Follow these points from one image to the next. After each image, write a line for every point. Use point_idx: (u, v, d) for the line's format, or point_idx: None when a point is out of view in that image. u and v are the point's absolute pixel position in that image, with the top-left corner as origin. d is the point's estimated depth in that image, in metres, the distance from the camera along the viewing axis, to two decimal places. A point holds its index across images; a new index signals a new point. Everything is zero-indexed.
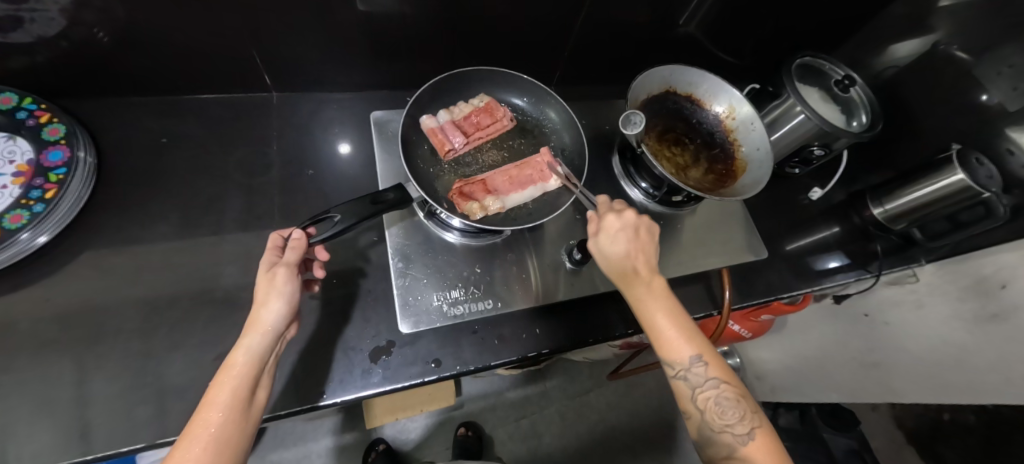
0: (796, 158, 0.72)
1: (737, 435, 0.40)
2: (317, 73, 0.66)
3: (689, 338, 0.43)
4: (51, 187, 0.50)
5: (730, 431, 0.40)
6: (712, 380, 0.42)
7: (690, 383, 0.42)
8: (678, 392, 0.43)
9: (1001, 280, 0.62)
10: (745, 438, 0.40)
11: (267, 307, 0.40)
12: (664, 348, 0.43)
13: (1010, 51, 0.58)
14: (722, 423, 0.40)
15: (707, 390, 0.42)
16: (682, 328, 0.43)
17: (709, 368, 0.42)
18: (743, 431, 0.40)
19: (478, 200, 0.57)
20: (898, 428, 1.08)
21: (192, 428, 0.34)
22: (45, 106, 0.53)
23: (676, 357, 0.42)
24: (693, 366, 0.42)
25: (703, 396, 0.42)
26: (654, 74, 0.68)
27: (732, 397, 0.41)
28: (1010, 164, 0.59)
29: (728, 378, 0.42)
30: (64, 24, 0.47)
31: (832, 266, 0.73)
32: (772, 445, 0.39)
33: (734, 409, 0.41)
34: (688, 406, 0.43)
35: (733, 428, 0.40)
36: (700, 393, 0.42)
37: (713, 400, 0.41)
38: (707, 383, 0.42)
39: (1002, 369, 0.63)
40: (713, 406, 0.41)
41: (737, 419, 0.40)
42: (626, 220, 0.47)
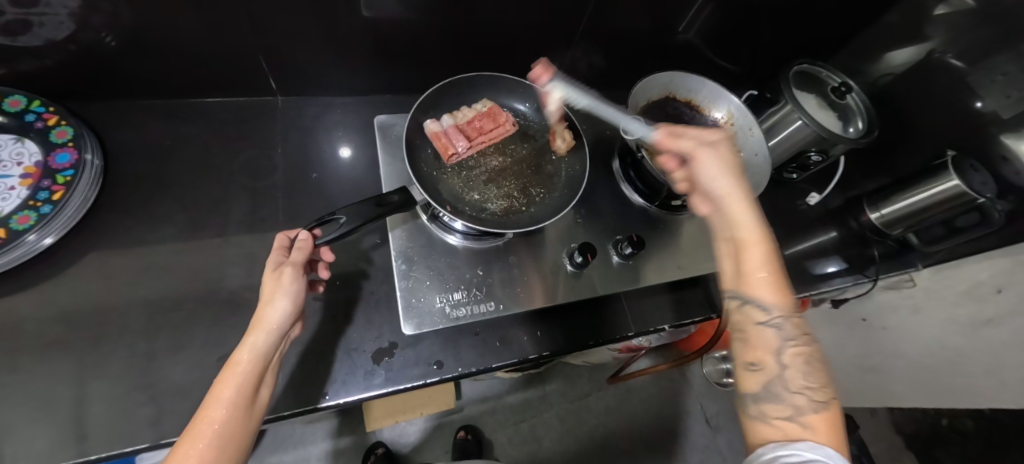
0: (795, 164, 0.74)
1: (811, 400, 0.38)
2: (322, 78, 0.67)
3: (786, 287, 0.42)
4: (58, 188, 0.50)
5: (806, 393, 0.38)
6: (803, 337, 0.40)
7: (780, 331, 0.40)
8: (760, 335, 0.41)
9: (996, 285, 0.63)
10: (819, 406, 0.37)
11: (273, 306, 0.41)
12: (764, 287, 0.42)
13: (1003, 60, 0.59)
14: (801, 384, 0.38)
15: (796, 344, 0.40)
16: (782, 274, 0.43)
17: (802, 324, 0.41)
18: (820, 399, 0.38)
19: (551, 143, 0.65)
20: (896, 433, 1.08)
21: (197, 423, 0.34)
22: (53, 109, 0.54)
23: (777, 299, 0.41)
24: (790, 315, 0.41)
25: (787, 349, 0.40)
26: (654, 80, 0.70)
27: (817, 364, 0.40)
28: (1004, 170, 0.60)
29: (814, 345, 0.41)
30: (74, 27, 0.48)
31: (830, 270, 0.74)
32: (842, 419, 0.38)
33: (819, 376, 0.39)
34: (764, 353, 0.40)
35: (812, 392, 0.38)
36: (791, 346, 0.40)
37: (799, 358, 0.40)
38: (798, 337, 0.40)
39: (999, 373, 0.65)
40: (795, 363, 0.39)
41: (817, 387, 0.38)
42: (717, 144, 0.50)
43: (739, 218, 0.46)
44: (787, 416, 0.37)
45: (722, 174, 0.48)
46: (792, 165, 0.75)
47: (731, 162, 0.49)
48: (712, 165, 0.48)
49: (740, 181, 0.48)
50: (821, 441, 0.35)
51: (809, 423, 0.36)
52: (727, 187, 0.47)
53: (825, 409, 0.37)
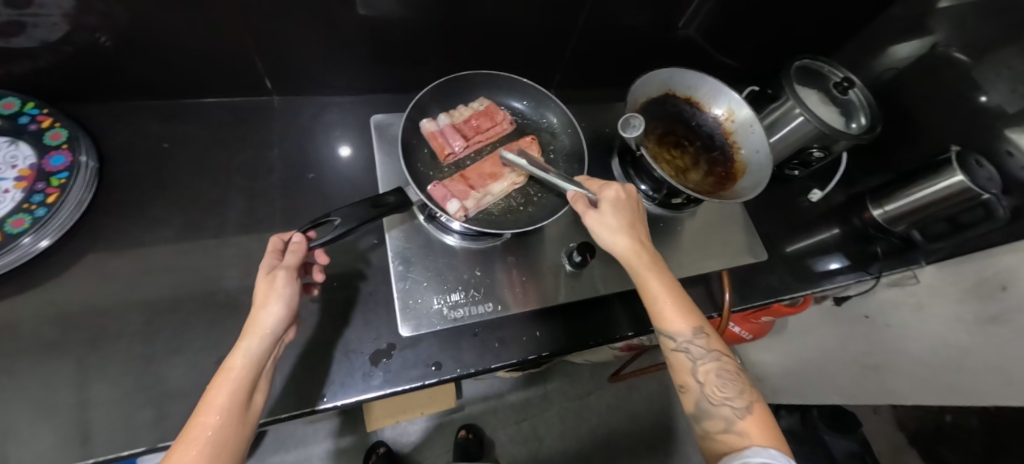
0: (796, 160, 0.73)
1: (734, 408, 0.43)
2: (318, 77, 0.66)
3: (691, 312, 0.46)
4: (53, 191, 0.50)
5: (728, 404, 0.43)
6: (713, 352, 0.45)
7: (691, 354, 0.45)
8: (678, 364, 0.45)
9: (1001, 282, 0.62)
10: (742, 412, 0.42)
11: (266, 310, 0.40)
12: (667, 319, 0.46)
13: (1009, 54, 0.58)
14: (721, 396, 0.43)
15: (708, 361, 0.44)
16: (681, 302, 0.46)
17: (709, 342, 0.45)
18: (741, 404, 0.43)
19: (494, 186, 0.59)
20: (899, 430, 1.08)
21: (190, 430, 0.34)
22: (47, 111, 0.53)
23: (679, 328, 0.45)
24: (696, 338, 0.45)
25: (703, 369, 0.44)
26: (654, 77, 0.68)
27: (730, 371, 0.45)
28: (1011, 165, 0.59)
29: (726, 351, 0.46)
30: (67, 29, 0.47)
31: (833, 268, 0.73)
32: (766, 418, 0.43)
33: (734, 383, 0.44)
34: (687, 377, 0.45)
35: (731, 401, 0.43)
36: (704, 364, 0.44)
37: (714, 373, 0.44)
38: (708, 355, 0.45)
39: (1004, 371, 0.63)
40: (713, 379, 0.44)
41: (735, 393, 0.43)
42: (625, 192, 0.51)
43: (636, 263, 0.48)
44: (724, 429, 0.42)
45: (617, 226, 0.48)
46: (793, 162, 0.74)
47: (618, 203, 0.50)
48: (606, 218, 0.49)
49: (629, 226, 0.49)
50: (756, 442, 0.40)
51: (741, 430, 0.41)
52: (621, 237, 0.48)
53: (748, 413, 0.42)
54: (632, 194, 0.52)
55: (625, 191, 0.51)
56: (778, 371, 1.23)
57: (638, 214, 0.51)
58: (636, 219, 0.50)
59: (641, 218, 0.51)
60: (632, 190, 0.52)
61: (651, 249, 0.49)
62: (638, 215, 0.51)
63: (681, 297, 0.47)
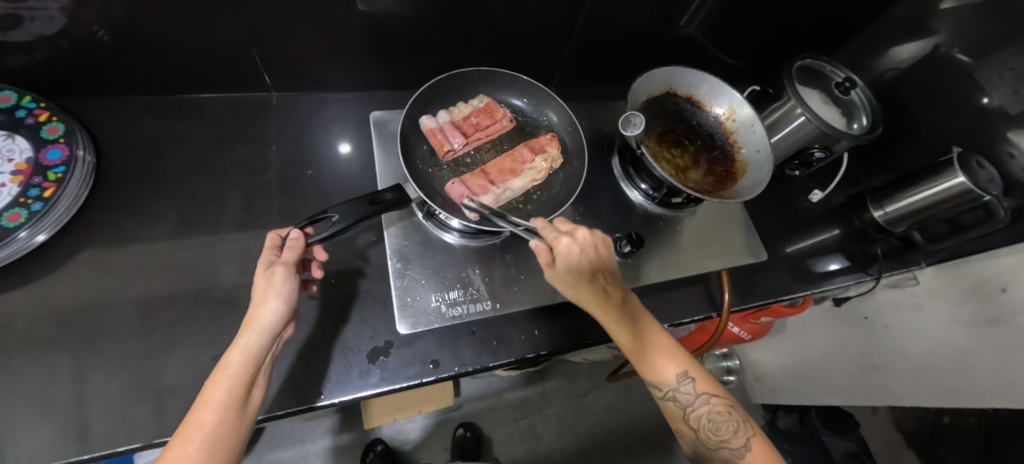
0: (797, 160, 0.72)
1: (732, 448, 0.44)
2: (317, 73, 0.66)
3: (673, 358, 0.46)
4: (49, 185, 0.50)
5: (725, 445, 0.44)
6: (702, 396, 0.45)
7: (680, 404, 0.45)
8: (670, 413, 0.46)
9: (1001, 284, 0.62)
10: (741, 451, 0.44)
11: (264, 306, 0.40)
12: (651, 373, 0.46)
13: (1011, 54, 0.58)
14: (718, 440, 0.45)
15: (698, 407, 0.45)
16: (660, 351, 0.46)
17: (696, 386, 0.46)
18: (738, 444, 0.44)
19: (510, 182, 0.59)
20: (897, 430, 1.08)
21: (187, 427, 0.33)
22: (44, 105, 0.53)
23: (663, 380, 0.46)
24: (681, 386, 0.46)
25: (696, 416, 0.45)
26: (654, 75, 0.68)
27: (723, 411, 0.45)
28: (1011, 167, 0.59)
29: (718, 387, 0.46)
30: (65, 22, 0.47)
31: (832, 268, 0.73)
32: (765, 452, 0.44)
33: (729, 424, 0.45)
34: (681, 424, 0.46)
35: (729, 442, 0.44)
36: (694, 411, 0.45)
37: (707, 418, 0.45)
38: (698, 401, 0.45)
39: (1003, 373, 0.63)
40: (707, 423, 0.45)
41: (731, 433, 0.45)
42: (580, 241, 0.45)
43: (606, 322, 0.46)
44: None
45: (580, 285, 0.45)
46: (794, 162, 0.73)
47: (576, 255, 0.44)
48: (566, 278, 0.45)
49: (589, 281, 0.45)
50: None
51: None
52: (585, 296, 0.46)
53: (746, 452, 0.44)
54: (589, 238, 0.46)
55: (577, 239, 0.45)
56: (776, 371, 1.22)
57: (599, 255, 0.46)
58: (597, 269, 0.45)
59: (604, 262, 0.46)
60: (587, 235, 0.46)
61: (623, 300, 0.47)
62: (598, 260, 0.46)
63: (661, 345, 0.47)
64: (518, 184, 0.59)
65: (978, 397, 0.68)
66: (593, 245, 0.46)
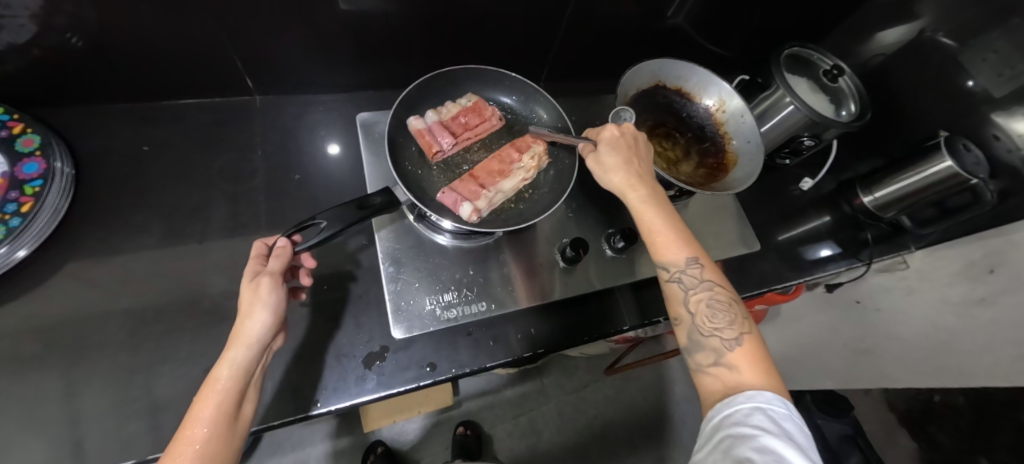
0: (787, 148, 0.72)
1: (724, 338, 0.41)
2: (301, 75, 0.65)
3: (688, 240, 0.46)
4: (27, 200, 0.48)
5: (718, 334, 0.42)
6: (705, 282, 0.44)
7: (684, 285, 0.44)
8: (671, 296, 0.45)
9: (989, 264, 0.63)
10: (732, 342, 0.41)
11: (252, 319, 0.39)
12: (660, 251, 0.46)
13: (994, 37, 0.59)
14: (711, 327, 0.42)
15: (700, 291, 0.44)
16: (672, 234, 0.46)
17: (703, 272, 0.44)
18: (731, 336, 0.41)
19: (496, 184, 0.58)
20: (890, 411, 1.10)
21: (177, 444, 0.33)
22: (17, 117, 0.51)
23: (671, 259, 0.45)
24: (688, 268, 0.45)
25: (695, 300, 0.44)
26: (643, 68, 0.67)
27: (723, 301, 0.43)
28: (996, 149, 0.60)
29: (726, 285, 0.45)
30: (35, 30, 0.45)
31: (824, 254, 0.74)
32: (757, 352, 0.41)
33: (726, 314, 0.43)
34: (679, 309, 0.45)
35: (722, 332, 0.42)
36: (694, 297, 0.44)
37: (706, 303, 0.43)
38: (700, 285, 0.44)
39: (992, 353, 0.64)
40: (704, 309, 0.43)
41: (726, 323, 0.42)
42: (624, 131, 0.54)
43: (631, 194, 0.49)
44: (713, 361, 0.41)
45: (613, 163, 0.51)
46: (784, 151, 0.73)
47: (617, 139, 0.53)
48: (604, 156, 0.52)
49: (622, 160, 0.51)
50: (745, 377, 0.39)
51: (730, 362, 0.40)
52: (617, 173, 0.50)
53: (737, 345, 0.41)
54: (632, 131, 0.54)
55: (622, 129, 0.53)
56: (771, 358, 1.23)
57: (638, 147, 0.53)
58: (634, 155, 0.52)
59: (642, 157, 0.53)
60: (629, 127, 0.54)
61: (651, 184, 0.50)
62: (639, 153, 0.53)
63: (679, 229, 0.47)
64: (507, 187, 0.58)
65: (970, 376, 0.69)
66: (635, 138, 0.54)
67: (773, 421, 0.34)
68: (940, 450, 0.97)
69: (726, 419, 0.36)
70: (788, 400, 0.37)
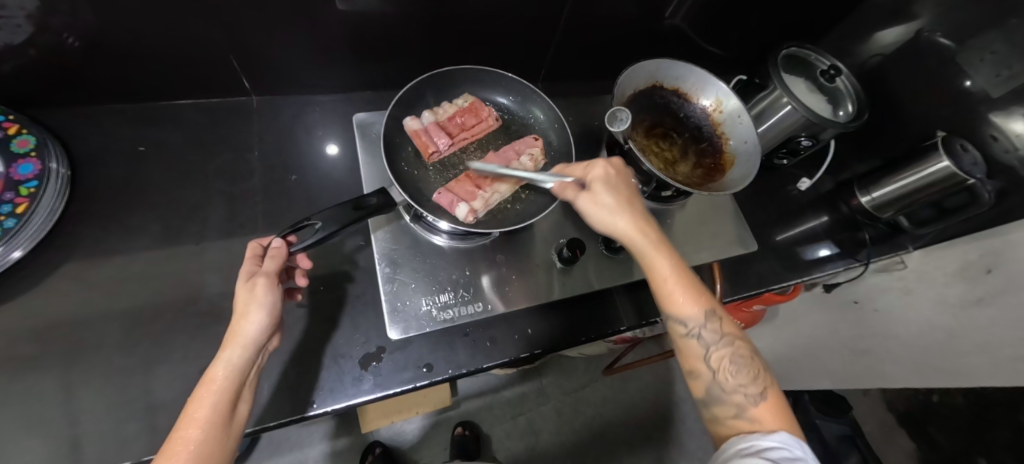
0: (784, 149, 0.72)
1: (748, 394, 0.42)
2: (299, 75, 0.65)
3: (706, 293, 0.45)
4: (22, 201, 0.48)
5: (741, 391, 0.42)
6: (726, 337, 0.44)
7: (704, 341, 0.44)
8: (688, 351, 0.44)
9: (987, 265, 0.63)
10: (755, 398, 0.42)
11: (247, 319, 0.39)
12: (677, 307, 0.44)
13: (992, 38, 0.59)
14: (733, 383, 0.42)
15: (721, 347, 0.44)
16: (687, 288, 0.45)
17: (721, 326, 0.44)
18: (753, 391, 0.42)
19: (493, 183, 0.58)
20: (888, 411, 1.10)
21: (171, 444, 0.33)
22: (13, 117, 0.51)
23: (690, 315, 0.44)
24: (707, 323, 0.44)
25: (716, 356, 0.44)
26: (640, 68, 0.67)
27: (744, 355, 0.44)
28: (994, 149, 0.60)
29: (743, 336, 0.45)
30: (32, 30, 0.45)
31: (822, 255, 0.74)
32: (779, 405, 0.42)
33: (748, 369, 0.43)
34: (698, 364, 0.44)
35: (745, 387, 0.42)
36: (714, 352, 0.44)
37: (728, 359, 0.43)
38: (721, 341, 0.44)
39: (989, 353, 0.64)
40: (726, 364, 0.43)
41: (748, 378, 0.42)
42: (610, 167, 0.48)
43: (640, 245, 0.46)
44: (735, 415, 0.41)
45: (612, 207, 0.46)
46: (781, 151, 0.73)
47: (610, 179, 0.48)
48: (600, 198, 0.47)
49: (624, 204, 0.47)
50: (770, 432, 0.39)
51: (753, 418, 0.40)
52: (620, 218, 0.46)
53: (761, 400, 0.41)
54: (622, 168, 0.50)
55: (612, 165, 0.48)
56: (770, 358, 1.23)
57: (626, 184, 0.49)
58: (629, 195, 0.47)
59: (633, 195, 0.48)
60: (617, 162, 0.49)
61: (657, 230, 0.47)
62: (631, 192, 0.48)
63: (694, 282, 0.46)
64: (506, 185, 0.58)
65: (968, 377, 0.69)
66: (623, 172, 0.50)
67: (782, 457, 0.36)
68: (939, 451, 0.97)
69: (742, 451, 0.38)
70: (806, 443, 0.39)
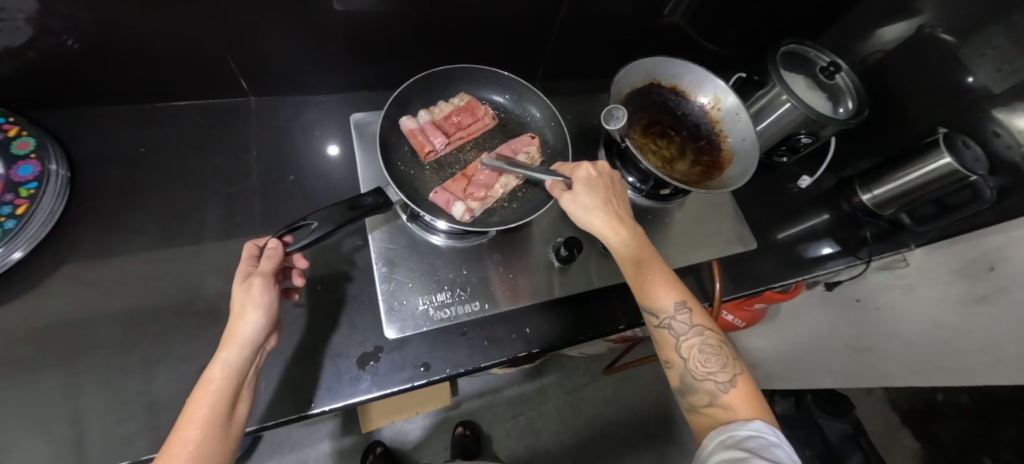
0: (784, 146, 0.72)
1: (718, 382, 0.41)
2: (297, 76, 0.65)
3: (674, 284, 0.45)
4: (22, 202, 0.48)
5: (712, 378, 0.41)
6: (695, 327, 0.43)
7: (674, 331, 0.43)
8: (662, 341, 0.44)
9: (989, 262, 0.62)
10: (726, 385, 0.41)
11: (244, 320, 0.39)
12: (648, 298, 0.45)
13: (993, 33, 0.58)
14: (704, 371, 0.42)
15: (690, 337, 0.43)
16: (657, 278, 0.45)
17: (692, 317, 0.44)
18: (724, 379, 0.41)
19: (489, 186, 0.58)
20: (892, 410, 1.09)
21: (171, 446, 0.33)
22: (13, 120, 0.51)
23: (660, 305, 0.44)
24: (677, 314, 0.44)
25: (686, 345, 0.43)
26: (638, 66, 0.67)
27: (714, 344, 0.43)
28: (996, 145, 0.59)
29: (716, 325, 0.44)
30: (31, 33, 0.45)
31: (824, 253, 0.73)
32: (751, 393, 0.41)
33: (718, 357, 0.42)
34: (671, 354, 0.44)
35: (716, 375, 0.42)
36: (685, 341, 0.43)
37: (698, 348, 0.43)
38: (691, 331, 0.43)
39: (993, 351, 0.64)
40: (696, 353, 0.43)
41: (718, 366, 0.42)
42: (597, 170, 0.51)
43: (612, 240, 0.47)
44: (708, 403, 0.41)
45: (591, 203, 0.48)
46: (781, 148, 0.73)
47: (593, 178, 0.50)
48: (580, 196, 0.49)
49: (602, 203, 0.48)
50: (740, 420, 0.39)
51: (724, 404, 0.40)
52: (596, 215, 0.48)
53: (731, 387, 0.41)
54: (606, 169, 0.52)
55: (595, 167, 0.51)
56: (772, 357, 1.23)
57: (612, 186, 0.51)
58: (610, 194, 0.50)
59: (617, 195, 0.51)
60: (603, 166, 0.51)
61: (632, 225, 0.48)
62: (614, 190, 0.51)
63: (664, 274, 0.45)
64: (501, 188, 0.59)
65: (971, 375, 0.69)
66: (610, 177, 0.52)
67: (763, 446, 0.35)
68: (943, 450, 0.96)
69: (722, 444, 0.37)
70: (779, 430, 0.38)
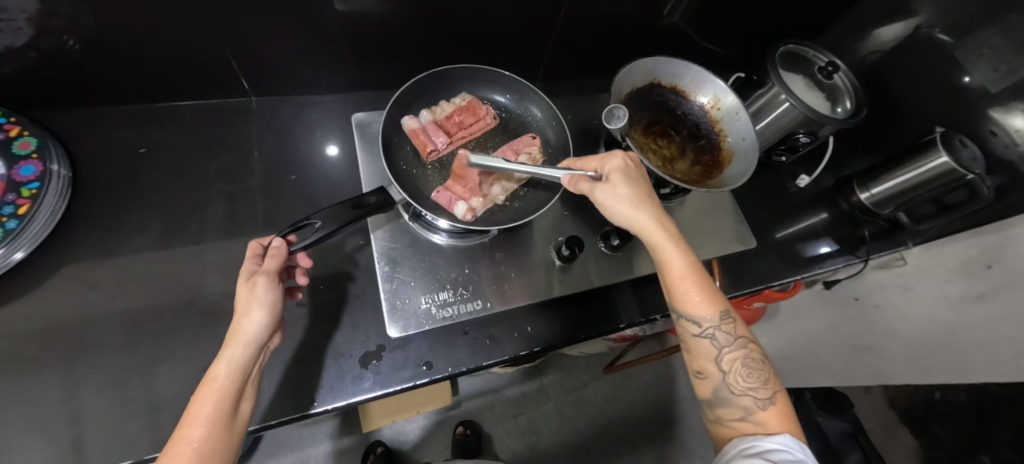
0: (783, 145, 0.72)
1: (756, 398, 0.43)
2: (298, 76, 0.65)
3: (718, 294, 0.46)
4: (24, 202, 0.48)
5: (750, 393, 0.43)
6: (739, 340, 0.45)
7: (716, 342, 0.45)
8: (699, 351, 0.45)
9: (987, 260, 0.62)
10: (764, 402, 0.43)
11: (248, 318, 0.39)
12: (692, 306, 0.45)
13: (990, 33, 0.59)
14: (744, 386, 0.43)
15: (734, 349, 0.44)
16: (703, 287, 0.45)
17: (735, 329, 0.45)
18: (762, 396, 0.43)
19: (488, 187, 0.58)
20: (890, 408, 1.10)
21: (175, 444, 0.33)
22: (14, 119, 0.51)
23: (704, 315, 0.45)
24: (721, 325, 0.45)
25: (729, 358, 0.44)
26: (639, 66, 0.67)
27: (756, 359, 0.44)
28: (993, 145, 0.59)
29: (756, 340, 0.46)
30: (32, 33, 0.45)
31: (823, 251, 0.74)
32: (786, 411, 0.43)
33: (759, 373, 0.44)
34: (709, 364, 0.45)
35: (755, 391, 0.43)
36: (727, 353, 0.44)
37: (740, 361, 0.44)
38: (735, 343, 0.45)
39: (990, 349, 0.64)
40: (738, 367, 0.44)
41: (758, 382, 0.43)
42: (626, 163, 0.50)
43: (659, 241, 0.46)
44: (739, 417, 0.43)
45: (633, 203, 0.48)
46: (780, 148, 0.73)
47: (632, 174, 0.49)
48: (620, 191, 0.48)
49: (644, 199, 0.48)
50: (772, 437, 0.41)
51: (759, 420, 0.42)
52: (641, 213, 0.47)
53: (768, 405, 0.42)
54: (639, 164, 0.51)
55: (629, 158, 0.50)
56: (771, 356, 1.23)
57: (644, 180, 0.50)
58: (648, 192, 0.49)
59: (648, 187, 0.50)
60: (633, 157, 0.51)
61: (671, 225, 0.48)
62: (646, 184, 0.50)
63: (708, 283, 0.46)
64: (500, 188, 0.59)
65: (968, 373, 0.69)
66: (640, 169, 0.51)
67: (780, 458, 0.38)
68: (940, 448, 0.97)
69: (745, 451, 0.40)
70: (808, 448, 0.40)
